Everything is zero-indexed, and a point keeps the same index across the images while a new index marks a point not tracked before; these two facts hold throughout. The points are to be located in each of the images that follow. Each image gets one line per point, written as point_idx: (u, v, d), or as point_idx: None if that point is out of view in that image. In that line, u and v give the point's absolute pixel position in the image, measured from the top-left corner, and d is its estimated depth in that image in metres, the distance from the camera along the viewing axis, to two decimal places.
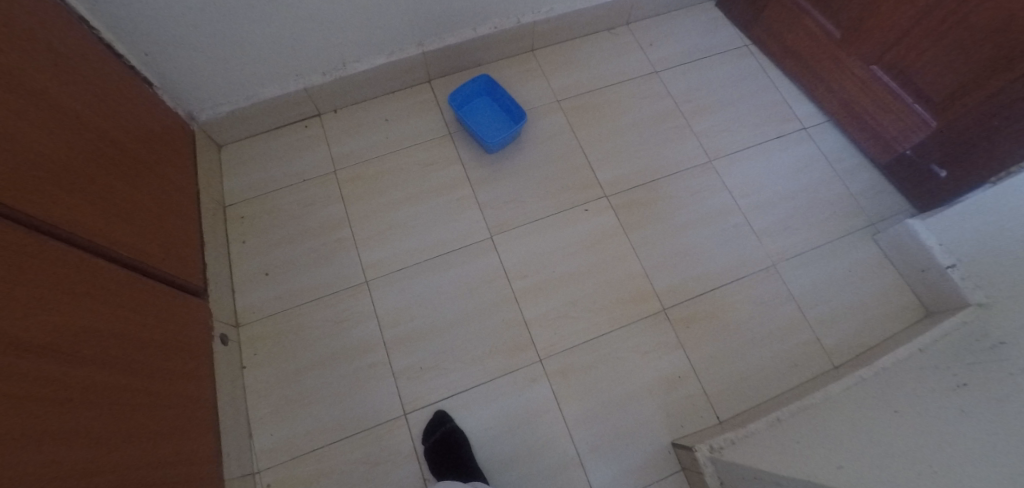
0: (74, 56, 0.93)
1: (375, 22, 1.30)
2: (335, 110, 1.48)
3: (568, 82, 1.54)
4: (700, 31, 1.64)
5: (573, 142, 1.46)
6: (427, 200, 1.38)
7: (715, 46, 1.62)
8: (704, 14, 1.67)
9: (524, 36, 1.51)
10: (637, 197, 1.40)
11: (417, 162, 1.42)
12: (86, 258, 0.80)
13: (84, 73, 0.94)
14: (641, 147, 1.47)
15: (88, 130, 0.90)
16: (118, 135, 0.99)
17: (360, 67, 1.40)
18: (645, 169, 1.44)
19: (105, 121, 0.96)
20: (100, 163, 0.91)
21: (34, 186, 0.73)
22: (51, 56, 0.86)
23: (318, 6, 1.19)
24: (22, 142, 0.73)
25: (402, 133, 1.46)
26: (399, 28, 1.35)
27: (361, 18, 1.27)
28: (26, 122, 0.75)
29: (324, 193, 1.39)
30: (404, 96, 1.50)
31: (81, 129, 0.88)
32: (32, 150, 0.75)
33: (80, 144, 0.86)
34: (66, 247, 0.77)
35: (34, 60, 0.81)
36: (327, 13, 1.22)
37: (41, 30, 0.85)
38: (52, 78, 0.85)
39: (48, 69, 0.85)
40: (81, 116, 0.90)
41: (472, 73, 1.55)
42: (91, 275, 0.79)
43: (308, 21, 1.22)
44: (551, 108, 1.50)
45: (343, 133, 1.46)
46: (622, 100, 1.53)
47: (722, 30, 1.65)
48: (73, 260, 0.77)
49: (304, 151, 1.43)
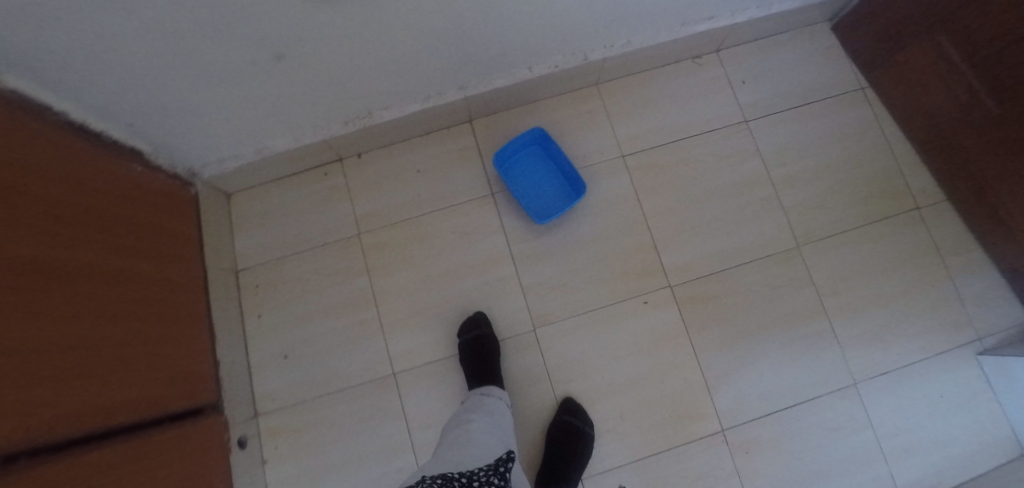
0: (57, 179, 0.76)
1: (404, 71, 1.05)
2: (360, 154, 1.26)
3: (637, 132, 1.27)
4: (810, 64, 1.29)
5: (637, 213, 1.23)
6: (464, 279, 1.21)
7: (826, 87, 1.29)
8: (816, 41, 1.31)
9: (589, 71, 1.22)
10: (706, 291, 1.20)
11: (453, 228, 1.23)
12: (93, 458, 0.69)
13: (71, 197, 0.77)
14: (718, 225, 1.23)
15: (84, 278, 0.75)
16: (115, 259, 0.83)
17: (389, 115, 1.16)
18: (719, 254, 1.22)
19: (100, 249, 0.80)
20: (100, 314, 0.77)
21: (34, 405, 0.61)
22: (39, 201, 0.70)
23: (331, 58, 0.94)
24: (22, 355, 0.61)
25: (438, 190, 1.24)
26: (435, 73, 1.09)
27: (388, 68, 1.02)
28: (22, 321, 0.62)
29: (347, 262, 1.22)
30: (440, 140, 1.26)
31: (76, 284, 0.74)
32: (30, 356, 0.62)
33: (76, 306, 0.72)
34: (71, 459, 0.66)
35: (22, 222, 0.65)
36: (345, 67, 0.98)
37: (22, 169, 0.68)
38: (42, 233, 0.69)
39: (39, 221, 0.69)
40: (77, 262, 0.75)
41: (520, 112, 1.27)
42: (102, 476, 0.69)
43: (321, 77, 0.98)
44: (615, 168, 1.25)
45: (370, 185, 1.25)
46: (700, 158, 1.26)
47: (836, 64, 1.30)
48: (81, 472, 0.66)
49: (325, 206, 1.24)
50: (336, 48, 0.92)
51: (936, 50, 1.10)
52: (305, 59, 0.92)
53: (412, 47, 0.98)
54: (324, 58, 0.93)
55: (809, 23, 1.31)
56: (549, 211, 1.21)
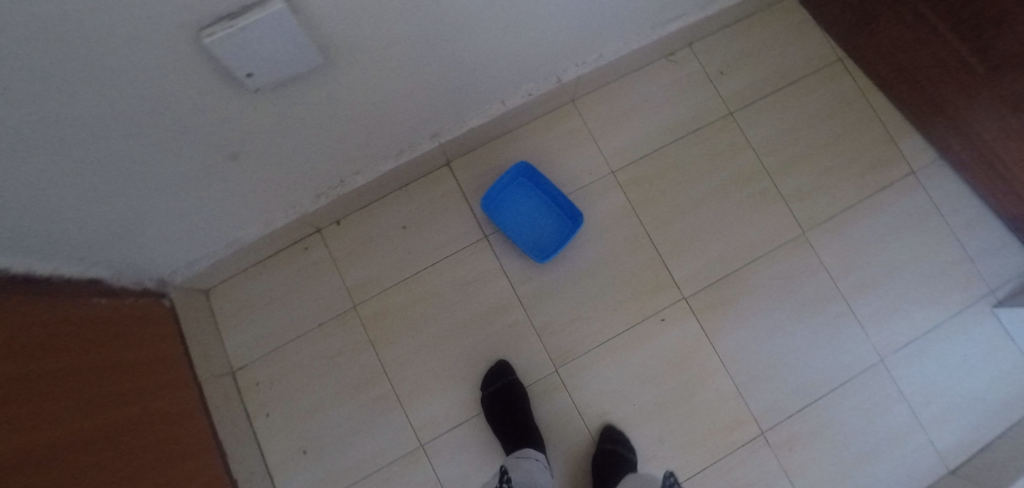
0: (42, 348, 0.67)
1: (372, 135, 0.97)
2: (339, 220, 1.17)
3: (623, 144, 1.22)
4: (782, 44, 1.27)
5: (639, 228, 1.18)
6: (473, 331, 1.14)
7: (801, 66, 1.27)
8: (787, 19, 1.28)
9: (565, 91, 1.16)
10: (721, 297, 1.15)
11: (451, 280, 1.15)
12: None
13: (61, 362, 0.69)
14: (722, 225, 1.19)
15: (97, 449, 0.68)
16: (116, 414, 0.76)
17: (362, 179, 1.07)
18: (729, 254, 1.17)
19: (100, 410, 0.73)
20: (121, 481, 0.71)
21: None
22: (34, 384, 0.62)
23: (294, 142, 0.85)
24: None
25: (428, 244, 1.16)
26: (405, 128, 1.00)
27: (354, 136, 0.94)
28: None
29: (349, 339, 1.14)
30: (420, 189, 1.17)
31: (93, 459, 0.67)
32: None
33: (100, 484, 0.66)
34: None
35: (27, 417, 0.58)
36: (308, 147, 0.89)
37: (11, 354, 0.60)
38: (48, 419, 0.62)
39: (41, 408, 0.61)
40: (85, 435, 0.68)
41: (499, 144, 1.19)
42: None
43: (284, 162, 0.89)
44: (608, 185, 1.19)
45: (356, 252, 1.16)
46: (692, 160, 1.22)
47: (810, 39, 1.28)
48: None
49: (313, 284, 1.15)
50: (296, 132, 0.83)
51: (911, 15, 1.08)
52: (263, 151, 0.83)
53: (376, 109, 0.90)
54: (284, 144, 0.85)
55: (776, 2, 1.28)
56: (547, 246, 1.15)
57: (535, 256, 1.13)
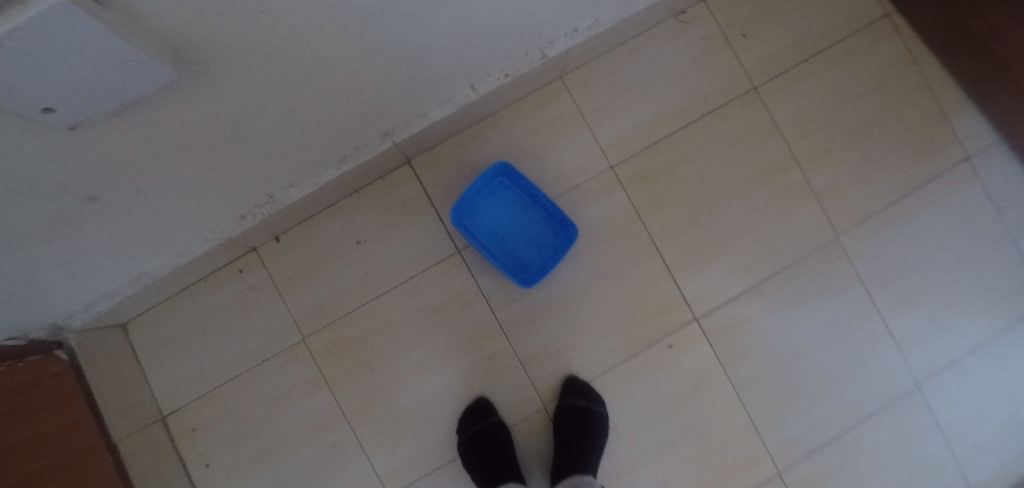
0: None
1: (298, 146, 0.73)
2: (279, 235, 0.95)
3: (625, 131, 0.98)
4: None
5: (643, 236, 0.97)
6: (446, 365, 0.96)
7: (839, 27, 1.04)
8: None
9: (551, 68, 0.91)
10: (739, 320, 0.99)
11: (417, 306, 0.95)
12: None
13: None
14: (741, 230, 0.99)
15: None
16: None
17: (295, 192, 0.83)
18: (748, 265, 0.99)
19: None
20: None
21: None
22: None
23: (179, 167, 0.62)
24: None
25: (388, 262, 0.96)
26: (342, 133, 0.76)
27: (271, 149, 0.69)
28: None
29: (298, 377, 0.95)
30: (375, 195, 0.95)
31: None
32: None
33: None
34: None
35: None
36: (204, 173, 0.66)
37: None
38: None
39: None
40: None
41: (471, 135, 0.96)
42: None
43: (174, 192, 0.66)
44: (607, 184, 0.97)
45: (302, 273, 0.96)
46: (707, 150, 1.00)
47: None
48: None
49: (252, 313, 0.96)
50: (174, 159, 0.59)
51: None
52: (135, 184, 0.60)
53: (289, 118, 0.65)
54: (161, 173, 0.61)
55: None
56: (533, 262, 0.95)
57: (516, 276, 0.93)
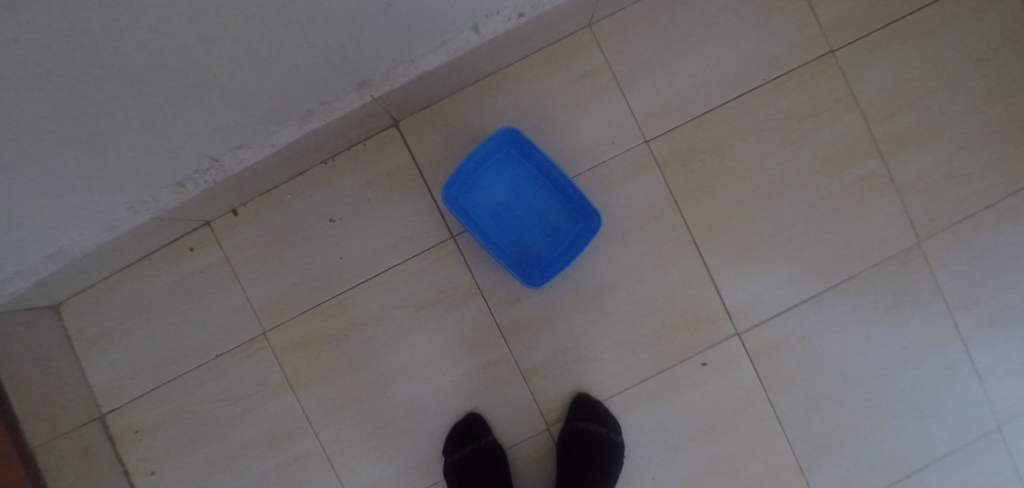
0: None
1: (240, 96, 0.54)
2: (238, 207, 0.79)
3: (667, 97, 0.79)
4: None
5: (681, 230, 0.79)
6: (433, 373, 0.80)
7: None
8: None
9: (579, 11, 0.71)
10: (790, 338, 0.81)
11: (401, 302, 0.79)
12: None
13: None
14: (800, 228, 0.81)
15: None
16: None
17: (248, 155, 0.65)
18: (806, 271, 0.81)
19: None
20: None
21: None
22: None
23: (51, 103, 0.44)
24: None
25: (368, 247, 0.78)
26: (301, 83, 0.57)
27: (199, 96, 0.51)
28: None
29: (257, 377, 0.80)
30: (354, 164, 0.78)
31: None
32: None
33: None
34: None
35: None
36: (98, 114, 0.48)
37: None
38: None
39: None
40: None
41: (474, 94, 0.77)
42: None
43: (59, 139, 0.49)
44: (641, 163, 0.78)
45: (264, 255, 0.79)
46: (767, 126, 0.80)
47: None
48: None
49: (205, 299, 0.80)
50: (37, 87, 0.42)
51: None
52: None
53: (217, 52, 0.46)
54: (28, 108, 0.44)
55: None
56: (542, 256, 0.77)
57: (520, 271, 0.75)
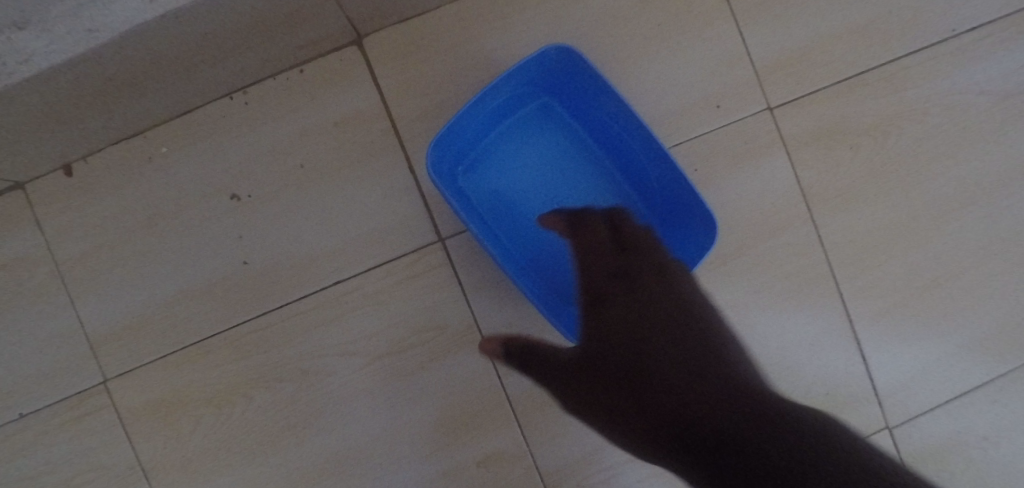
0: None
1: None
2: (75, 163, 0.46)
3: (809, 40, 0.49)
4: None
5: (814, 255, 0.49)
6: (392, 470, 0.47)
7: None
8: None
9: None
10: (967, 439, 0.51)
11: (347, 343, 0.46)
12: None
13: None
14: (994, 266, 0.51)
15: None
16: None
17: (34, 44, 0.32)
18: (999, 335, 0.51)
19: None
20: None
21: None
22: None
23: None
24: None
25: (296, 246, 0.46)
26: None
27: None
28: None
29: (89, 457, 0.47)
30: (282, 103, 0.46)
31: None
32: None
33: None
34: None
35: None
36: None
37: None
38: None
39: None
40: None
41: (494, 5, 0.46)
42: None
43: None
44: (759, 141, 0.48)
45: (114, 247, 0.46)
46: (953, 101, 0.51)
47: None
48: None
49: (5, 317, 0.46)
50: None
51: None
52: None
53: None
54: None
55: None
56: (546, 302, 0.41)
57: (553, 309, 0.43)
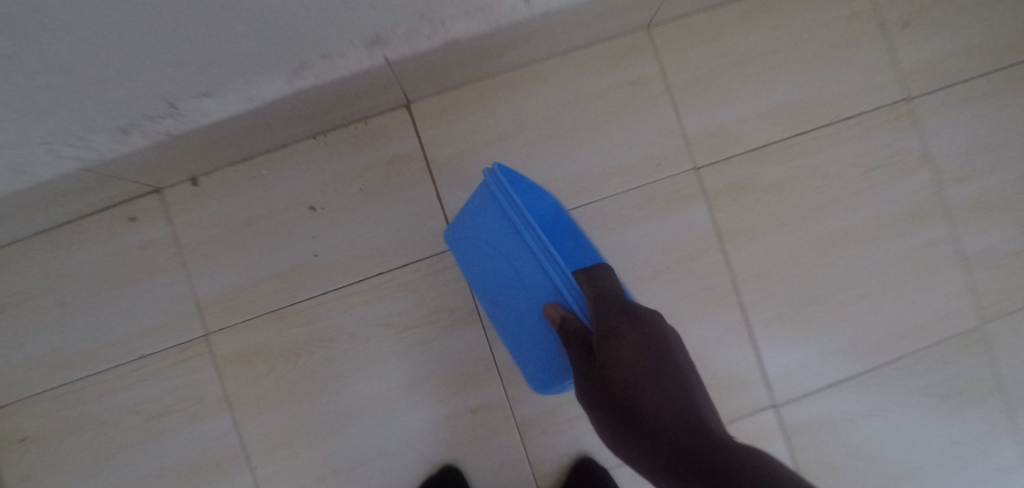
0: None
1: (212, 24, 0.39)
2: (199, 177, 0.64)
3: (726, 121, 0.68)
4: None
5: (723, 275, 0.68)
6: (408, 413, 0.65)
7: None
8: None
9: (650, 2, 0.59)
10: (831, 418, 0.70)
11: (383, 318, 0.65)
12: None
13: None
14: (856, 291, 0.70)
15: None
16: None
17: (211, 106, 0.51)
18: (859, 342, 0.70)
19: None
20: None
21: None
22: None
23: None
24: None
25: (352, 246, 0.64)
26: (291, 21, 0.42)
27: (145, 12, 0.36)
28: None
29: (190, 388, 0.64)
30: (350, 144, 0.64)
31: None
32: None
33: None
34: None
35: None
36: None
37: None
38: None
39: None
40: None
41: (505, 84, 0.65)
42: None
43: None
44: (686, 191, 0.67)
45: (221, 239, 0.64)
46: (831, 169, 0.70)
47: None
48: None
49: (137, 284, 0.64)
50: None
51: None
52: None
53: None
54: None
55: None
56: (552, 318, 0.58)
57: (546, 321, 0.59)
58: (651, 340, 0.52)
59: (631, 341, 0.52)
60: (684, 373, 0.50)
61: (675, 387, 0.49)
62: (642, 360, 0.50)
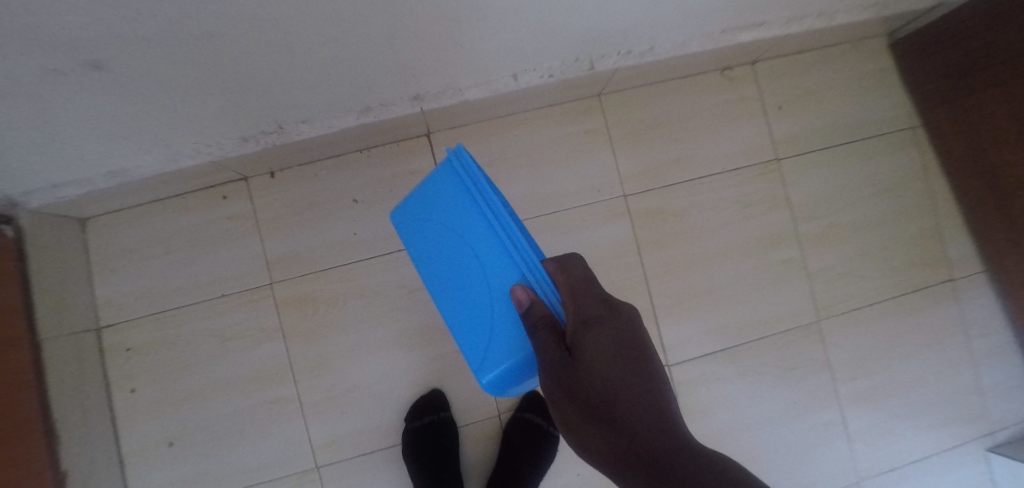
0: None
1: (328, 84, 0.67)
2: (275, 172, 0.91)
3: (648, 164, 0.98)
4: (850, 95, 1.08)
5: (638, 271, 0.97)
6: (411, 349, 0.92)
7: (863, 124, 1.09)
8: (862, 66, 1.09)
9: (598, 82, 0.89)
10: (707, 376, 0.99)
11: (398, 280, 0.92)
12: None
13: None
14: (731, 289, 1.01)
15: None
16: None
17: (305, 128, 0.77)
18: (730, 325, 1.00)
19: None
20: None
21: None
22: None
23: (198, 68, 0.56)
24: None
25: (381, 229, 0.92)
26: (371, 84, 0.70)
27: (298, 79, 0.63)
28: None
29: (255, 321, 0.90)
30: (385, 158, 0.92)
31: None
32: None
33: None
34: None
35: None
36: (224, 77, 0.59)
37: None
38: None
39: None
40: None
41: (498, 125, 0.94)
42: None
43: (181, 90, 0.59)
44: (617, 210, 0.96)
45: (287, 217, 0.91)
46: (719, 204, 1.01)
47: (881, 96, 1.10)
48: None
49: (223, 244, 0.90)
50: (194, 48, 0.52)
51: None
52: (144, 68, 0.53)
53: (334, 50, 0.58)
54: (171, 60, 0.53)
55: (860, 38, 1.08)
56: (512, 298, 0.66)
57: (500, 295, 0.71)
58: (624, 333, 0.64)
59: (608, 334, 0.63)
60: (648, 363, 0.63)
61: (642, 374, 0.62)
62: (616, 349, 0.63)
